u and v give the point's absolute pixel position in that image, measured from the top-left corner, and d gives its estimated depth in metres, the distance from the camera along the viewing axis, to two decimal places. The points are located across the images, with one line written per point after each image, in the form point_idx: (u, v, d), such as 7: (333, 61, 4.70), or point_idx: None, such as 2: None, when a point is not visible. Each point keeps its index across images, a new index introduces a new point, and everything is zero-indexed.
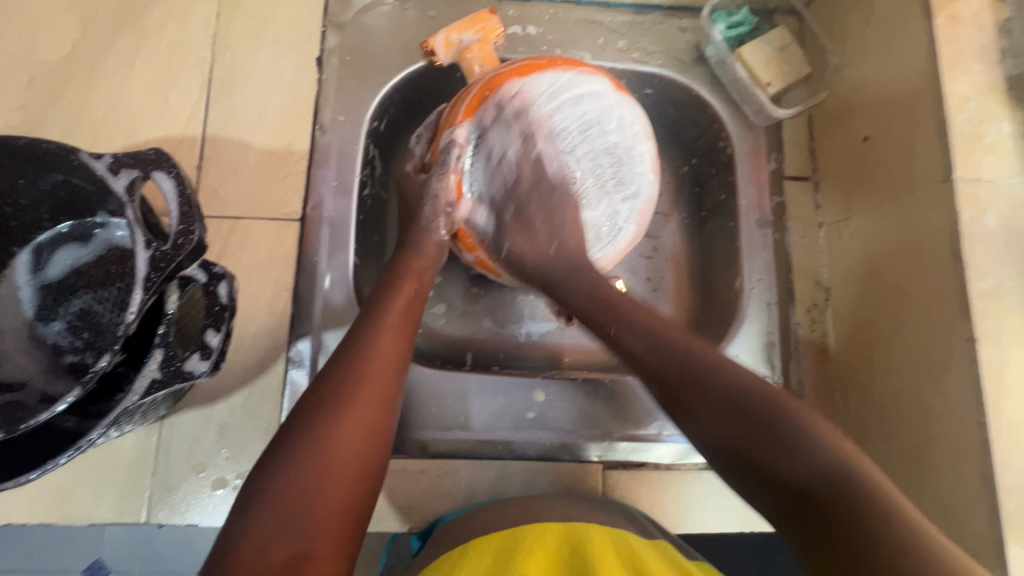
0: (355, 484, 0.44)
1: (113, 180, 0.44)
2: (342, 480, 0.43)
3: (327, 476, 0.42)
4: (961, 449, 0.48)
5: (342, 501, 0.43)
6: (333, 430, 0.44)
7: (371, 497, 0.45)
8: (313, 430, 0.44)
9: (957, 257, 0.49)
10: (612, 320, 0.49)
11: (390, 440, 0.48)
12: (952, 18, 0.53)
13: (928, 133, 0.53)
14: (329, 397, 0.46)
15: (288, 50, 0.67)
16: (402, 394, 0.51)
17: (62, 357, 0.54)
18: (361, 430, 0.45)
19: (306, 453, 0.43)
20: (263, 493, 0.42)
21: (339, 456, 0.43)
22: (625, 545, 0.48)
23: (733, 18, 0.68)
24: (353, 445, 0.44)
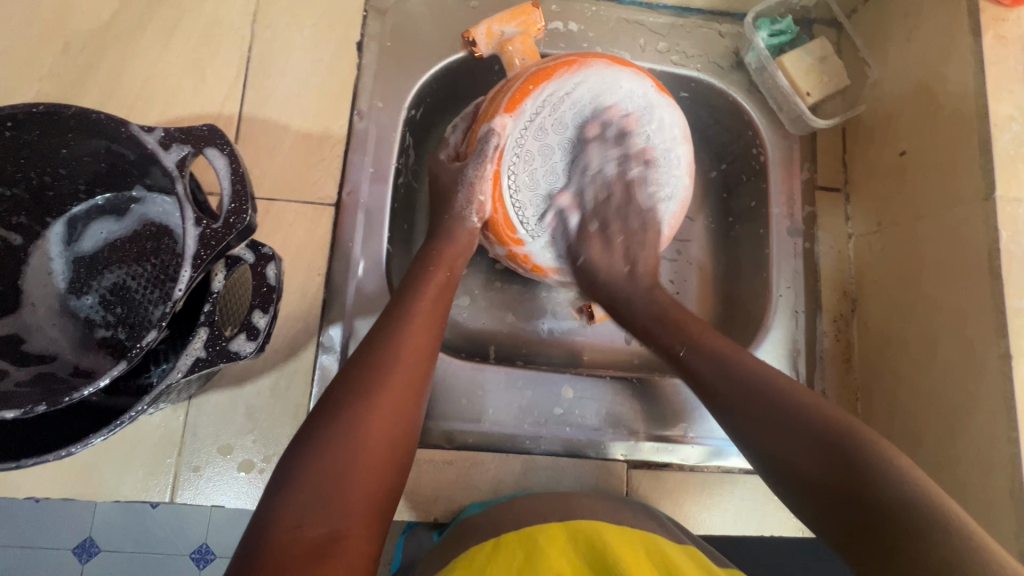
0: (387, 466, 0.44)
1: (164, 154, 0.43)
2: (374, 463, 0.43)
3: (362, 455, 0.42)
4: (990, 465, 0.49)
5: (376, 482, 0.42)
6: (366, 412, 0.44)
7: (399, 481, 0.45)
8: (348, 411, 0.44)
9: (994, 274, 0.50)
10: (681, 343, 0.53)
11: (418, 426, 0.48)
12: (1000, 38, 0.53)
13: (970, 151, 0.53)
14: (364, 377, 0.46)
15: (329, 33, 0.66)
16: (432, 381, 0.50)
17: (94, 331, 0.53)
18: (392, 414, 0.45)
19: (341, 432, 0.42)
20: (297, 471, 0.41)
21: (373, 437, 0.43)
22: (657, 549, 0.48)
23: (776, 25, 0.68)
24: (384, 428, 0.44)
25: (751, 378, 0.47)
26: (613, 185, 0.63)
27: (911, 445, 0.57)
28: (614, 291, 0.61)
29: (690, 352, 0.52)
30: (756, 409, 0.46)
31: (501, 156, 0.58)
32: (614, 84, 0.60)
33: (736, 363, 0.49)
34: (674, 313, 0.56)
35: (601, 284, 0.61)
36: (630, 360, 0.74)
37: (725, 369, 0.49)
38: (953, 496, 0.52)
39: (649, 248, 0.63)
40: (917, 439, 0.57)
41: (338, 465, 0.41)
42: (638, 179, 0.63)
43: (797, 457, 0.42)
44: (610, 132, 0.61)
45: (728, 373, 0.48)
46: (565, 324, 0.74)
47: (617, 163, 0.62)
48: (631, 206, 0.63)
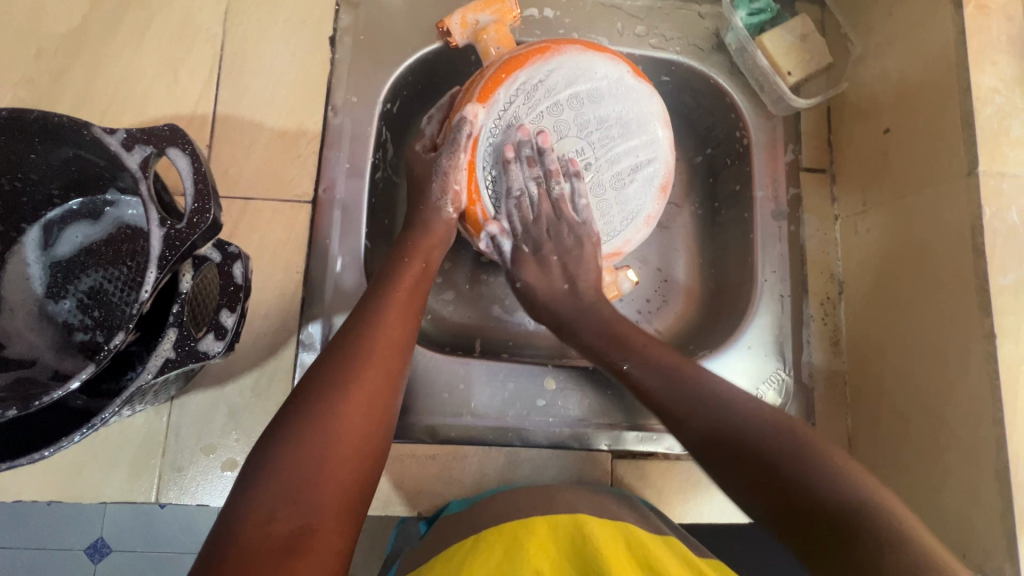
0: (362, 459, 0.44)
1: (127, 156, 0.43)
2: (346, 457, 0.43)
3: (334, 449, 0.42)
4: (974, 446, 0.48)
5: (350, 475, 0.43)
6: (336, 406, 0.44)
7: (374, 473, 0.45)
8: (320, 404, 0.43)
9: (978, 252, 0.49)
10: (628, 356, 0.54)
11: (393, 419, 0.48)
12: (982, 9, 0.52)
13: (954, 126, 0.52)
14: (336, 372, 0.46)
15: (301, 28, 0.66)
16: (407, 373, 0.50)
17: (73, 335, 0.54)
18: (364, 407, 0.45)
19: (312, 427, 0.42)
20: (270, 465, 0.41)
21: (345, 430, 0.43)
22: (630, 537, 0.48)
23: (755, 4, 0.67)
24: (356, 421, 0.44)
25: (692, 389, 0.48)
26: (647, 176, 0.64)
27: (898, 428, 0.56)
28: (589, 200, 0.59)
29: (635, 365, 0.53)
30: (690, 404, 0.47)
31: (474, 145, 0.58)
32: (590, 70, 0.59)
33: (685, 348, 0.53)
34: (621, 327, 0.57)
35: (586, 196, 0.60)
36: None
37: (672, 382, 0.50)
38: (941, 481, 0.51)
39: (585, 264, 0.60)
40: (905, 423, 0.56)
41: (312, 458, 0.41)
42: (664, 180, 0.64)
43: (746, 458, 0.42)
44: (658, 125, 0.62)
45: (672, 386, 0.49)
46: None
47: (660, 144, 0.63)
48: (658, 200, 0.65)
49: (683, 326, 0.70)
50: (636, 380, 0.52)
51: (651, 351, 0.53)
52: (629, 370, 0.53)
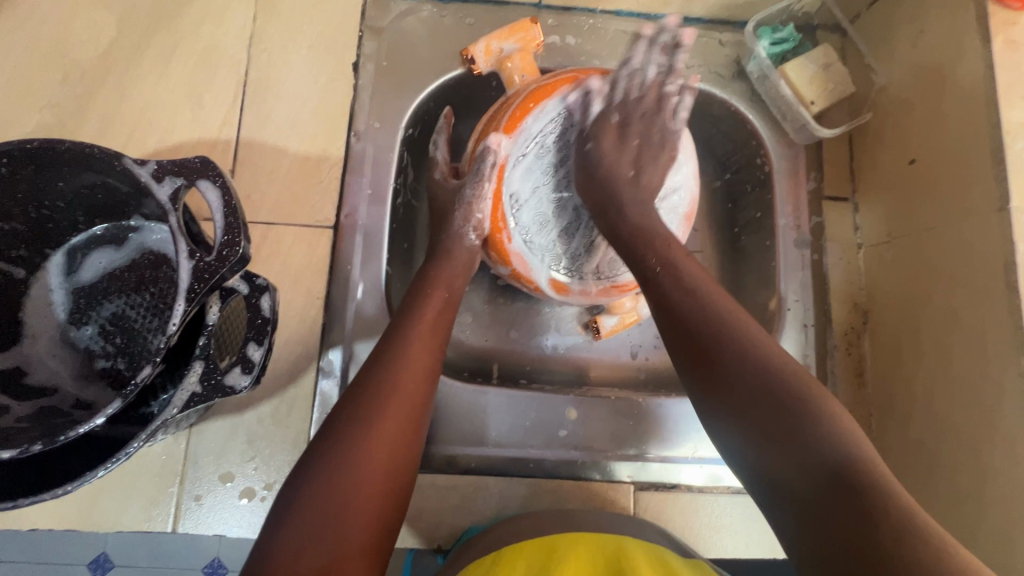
0: (386, 494, 0.43)
1: (157, 188, 0.43)
2: (373, 492, 0.42)
3: (362, 484, 0.42)
4: (1012, 487, 0.47)
5: (376, 508, 0.42)
6: (364, 440, 0.43)
7: (400, 509, 0.44)
8: (347, 437, 0.43)
9: (1012, 288, 0.48)
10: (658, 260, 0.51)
11: (419, 453, 0.47)
12: (1011, 43, 0.51)
13: (984, 160, 0.51)
14: (362, 405, 0.45)
15: (325, 54, 0.66)
16: (432, 406, 0.49)
17: (94, 362, 0.53)
18: (392, 441, 0.44)
19: (338, 463, 0.42)
20: (297, 500, 0.40)
21: (372, 463, 0.42)
22: (664, 561, 0.47)
23: (777, 34, 0.67)
24: (384, 456, 0.43)
25: (722, 317, 0.45)
26: (645, 91, 0.61)
27: (928, 465, 0.55)
28: (614, 188, 0.58)
29: (667, 278, 0.50)
30: (716, 341, 0.44)
31: (499, 175, 0.58)
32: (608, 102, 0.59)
33: (744, 331, 0.44)
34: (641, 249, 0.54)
35: (600, 181, 0.59)
36: (636, 376, 0.72)
37: (704, 307, 0.46)
38: (976, 521, 0.50)
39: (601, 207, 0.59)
40: (935, 460, 0.54)
41: (336, 495, 0.40)
42: (672, 97, 0.62)
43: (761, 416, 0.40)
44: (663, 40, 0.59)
45: (702, 302, 0.47)
46: (568, 339, 0.73)
47: (657, 69, 0.61)
48: (659, 117, 0.61)
49: None
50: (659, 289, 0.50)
51: (688, 267, 0.51)
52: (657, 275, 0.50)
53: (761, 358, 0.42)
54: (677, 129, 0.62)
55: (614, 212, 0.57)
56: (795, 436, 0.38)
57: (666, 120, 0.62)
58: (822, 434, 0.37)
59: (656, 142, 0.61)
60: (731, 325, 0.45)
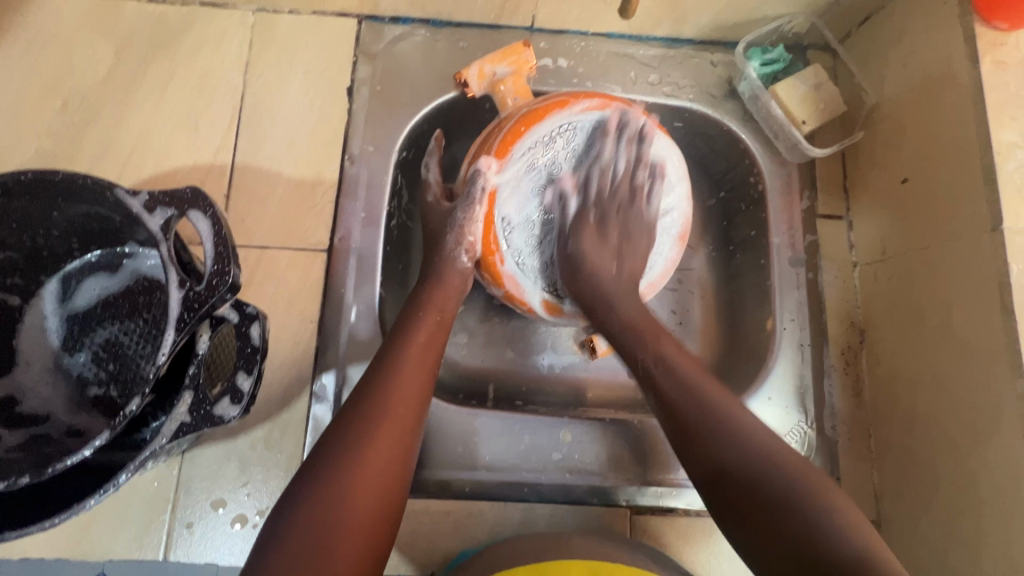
0: (377, 521, 0.42)
1: (149, 218, 0.44)
2: (361, 519, 0.42)
3: (350, 512, 0.41)
4: (1012, 512, 0.46)
5: (365, 537, 0.41)
6: (352, 467, 0.43)
7: (391, 536, 0.44)
8: (335, 464, 0.43)
9: (1007, 309, 0.48)
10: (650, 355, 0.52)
11: (409, 480, 0.46)
12: (998, 64, 0.52)
13: (975, 180, 0.51)
14: (351, 431, 0.45)
15: (320, 79, 0.67)
16: (423, 430, 0.49)
17: (87, 389, 0.53)
18: (381, 467, 0.44)
19: (326, 490, 0.41)
20: (284, 531, 0.40)
21: (360, 490, 0.42)
22: None
23: (767, 55, 0.67)
24: (373, 482, 0.43)
25: (711, 399, 0.47)
26: (618, 182, 0.63)
27: (929, 488, 0.54)
28: (599, 285, 0.58)
29: (659, 367, 0.51)
30: (709, 431, 0.45)
31: (490, 199, 0.58)
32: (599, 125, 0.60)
33: (736, 421, 0.46)
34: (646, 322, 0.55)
35: (586, 279, 0.59)
36: (633, 397, 0.72)
37: (693, 395, 0.48)
38: (978, 546, 0.49)
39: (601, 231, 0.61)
40: (935, 483, 0.54)
41: (326, 523, 0.40)
42: (645, 184, 0.63)
43: (766, 517, 0.41)
44: (628, 134, 0.61)
45: (684, 386, 0.49)
46: (564, 359, 0.73)
47: (626, 160, 0.62)
48: (633, 207, 0.63)
49: None
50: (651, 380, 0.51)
51: (675, 354, 0.52)
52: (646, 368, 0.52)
53: (752, 452, 0.44)
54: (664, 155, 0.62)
55: (583, 276, 0.59)
56: (803, 527, 0.39)
57: (639, 206, 0.63)
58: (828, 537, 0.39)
59: (631, 233, 0.62)
60: (723, 414, 0.46)
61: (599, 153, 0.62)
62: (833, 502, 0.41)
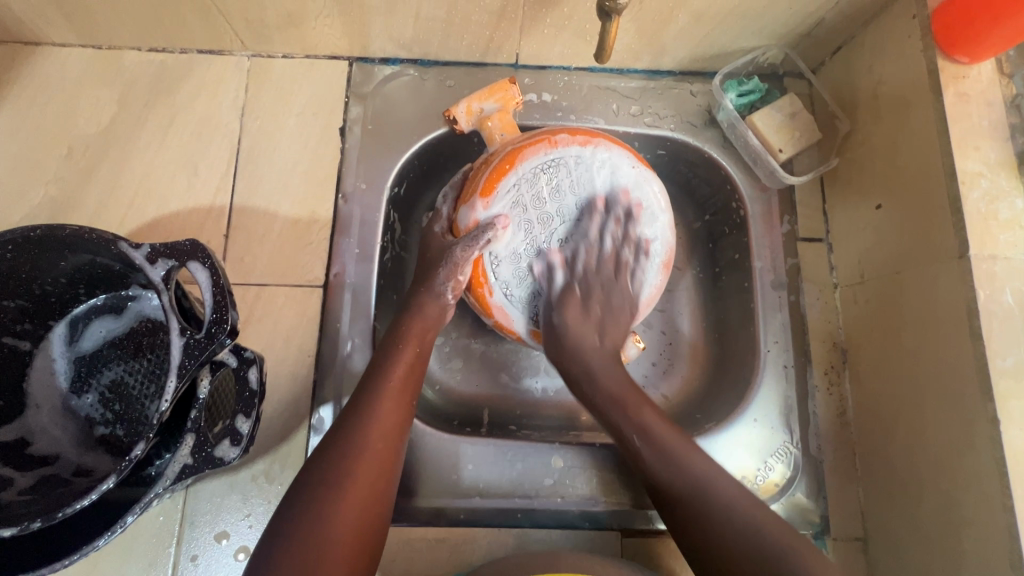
0: (355, 557, 0.45)
1: (151, 269, 0.46)
2: (344, 551, 0.45)
3: (332, 544, 0.44)
4: (987, 531, 0.48)
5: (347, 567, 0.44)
6: (335, 503, 0.46)
7: (369, 569, 0.47)
8: (320, 499, 0.46)
9: (976, 335, 0.49)
10: (635, 430, 0.55)
11: (388, 510, 0.49)
12: (961, 96, 0.54)
13: (943, 208, 0.53)
14: (334, 466, 0.48)
15: (313, 120, 0.70)
16: (401, 462, 0.52)
17: (94, 429, 0.56)
18: (362, 501, 0.47)
19: (311, 526, 0.44)
20: (271, 565, 0.43)
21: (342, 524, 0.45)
22: None
23: (744, 86, 0.70)
24: (353, 517, 0.46)
25: (695, 475, 0.52)
26: (603, 259, 0.65)
27: (910, 507, 0.56)
28: (585, 360, 0.60)
29: (641, 439, 0.55)
30: (693, 507, 0.50)
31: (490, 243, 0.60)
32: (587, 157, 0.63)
33: (714, 497, 0.50)
34: (635, 395, 0.58)
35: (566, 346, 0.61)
36: None
37: (665, 459, 0.53)
38: (957, 565, 0.50)
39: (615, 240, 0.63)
40: (916, 502, 0.55)
41: (306, 563, 0.43)
42: (627, 262, 0.65)
43: (745, 561, 0.47)
44: (616, 213, 0.64)
45: (669, 461, 0.53)
46: (558, 382, 0.74)
47: (613, 238, 0.64)
48: (617, 284, 0.65)
49: (692, 391, 0.71)
50: (636, 452, 0.55)
51: (651, 420, 0.56)
52: (630, 437, 0.55)
53: (727, 541, 0.48)
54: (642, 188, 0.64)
55: (568, 340, 0.61)
56: (755, 557, 0.46)
57: (614, 185, 0.64)
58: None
59: (614, 308, 0.64)
60: (696, 470, 0.52)
61: (586, 230, 0.63)
62: (800, 568, 0.46)
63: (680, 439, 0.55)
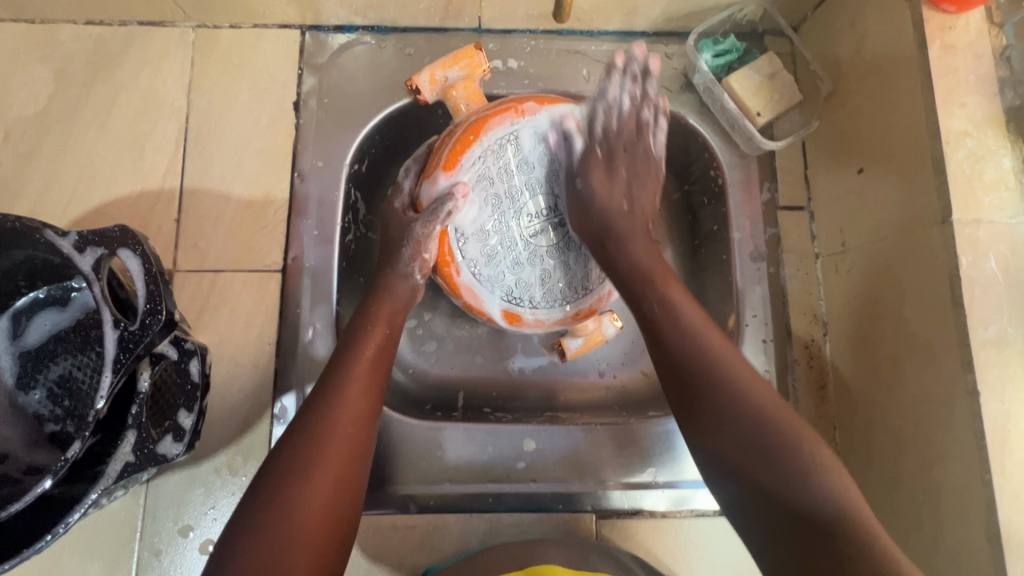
0: (323, 544, 0.43)
1: (79, 258, 0.43)
2: (312, 539, 0.42)
3: (298, 531, 0.42)
4: (966, 505, 0.46)
5: (315, 554, 0.42)
6: (301, 490, 0.43)
7: (340, 557, 0.45)
8: (284, 488, 0.43)
9: (957, 304, 0.47)
10: (691, 377, 0.47)
11: (359, 495, 0.47)
12: (948, 48, 0.50)
13: (926, 170, 0.50)
14: (299, 452, 0.45)
15: (265, 94, 0.66)
16: (372, 445, 0.50)
17: (44, 426, 0.54)
18: (331, 488, 0.45)
19: (274, 516, 0.42)
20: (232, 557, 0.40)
21: (309, 512, 0.43)
22: None
23: (719, 46, 0.66)
24: (321, 503, 0.44)
25: (730, 414, 0.44)
26: (646, 209, 0.62)
27: (890, 481, 0.54)
28: (610, 221, 0.58)
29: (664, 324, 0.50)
30: (715, 411, 0.45)
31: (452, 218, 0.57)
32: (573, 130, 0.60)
33: (761, 412, 0.44)
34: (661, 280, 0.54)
35: (594, 214, 0.59)
36: (602, 398, 0.71)
37: (695, 351, 0.48)
38: (936, 539, 0.49)
39: (647, 190, 0.61)
40: (895, 477, 0.54)
41: (271, 551, 0.40)
42: (666, 229, 0.64)
43: (751, 460, 0.42)
44: (641, 89, 0.61)
45: (722, 387, 0.46)
46: (534, 361, 0.72)
47: (653, 202, 0.62)
48: (640, 143, 0.62)
49: None
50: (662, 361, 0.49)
51: (720, 371, 0.46)
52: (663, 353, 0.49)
53: (746, 414, 0.44)
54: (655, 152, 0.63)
55: (613, 245, 0.58)
56: (779, 479, 0.41)
57: (646, 143, 0.62)
58: (788, 457, 0.42)
59: (638, 169, 0.61)
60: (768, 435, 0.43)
61: (607, 92, 0.60)
62: (808, 445, 0.42)
63: (732, 352, 0.48)
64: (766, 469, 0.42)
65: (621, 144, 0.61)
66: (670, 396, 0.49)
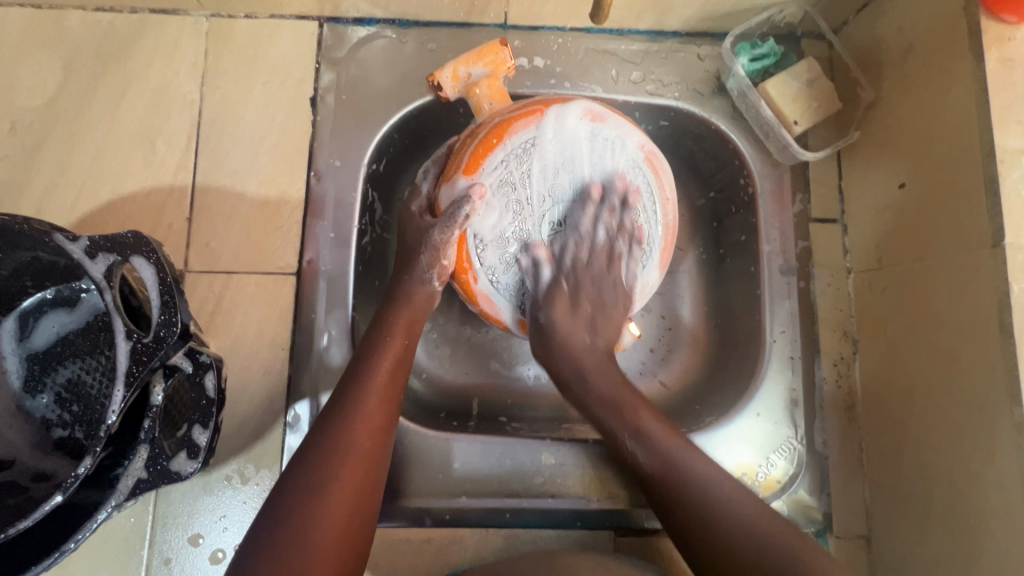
0: (339, 567, 0.41)
1: (91, 265, 0.41)
2: (328, 561, 0.41)
3: (314, 552, 0.40)
4: (1005, 541, 0.45)
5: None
6: (317, 509, 0.42)
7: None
8: (300, 506, 0.42)
9: (1006, 333, 0.45)
10: (628, 430, 0.53)
11: (375, 512, 0.46)
12: (1006, 61, 0.47)
13: (977, 190, 0.48)
14: (316, 468, 0.44)
15: (280, 88, 0.63)
16: (389, 461, 0.48)
17: (51, 431, 0.52)
18: (346, 506, 0.43)
19: (290, 537, 0.40)
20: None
21: (324, 531, 0.41)
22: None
23: (756, 50, 0.63)
24: (337, 523, 0.42)
25: (680, 468, 0.51)
26: (596, 250, 0.59)
27: (921, 508, 0.53)
28: (570, 329, 0.57)
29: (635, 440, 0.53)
30: (680, 492, 0.50)
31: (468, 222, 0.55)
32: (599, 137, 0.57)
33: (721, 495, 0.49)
34: (633, 399, 0.55)
35: (554, 352, 0.57)
36: None
37: (666, 461, 0.51)
38: (970, 572, 0.48)
39: (614, 323, 0.59)
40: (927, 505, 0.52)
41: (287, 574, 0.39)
42: (621, 255, 0.59)
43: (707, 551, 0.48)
44: (612, 202, 0.58)
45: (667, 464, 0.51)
46: None
47: (607, 228, 0.58)
48: (611, 244, 0.59)
49: (691, 380, 0.67)
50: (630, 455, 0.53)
51: (656, 428, 0.53)
52: (627, 444, 0.53)
53: (721, 525, 0.48)
54: (624, 285, 0.59)
55: (577, 383, 0.57)
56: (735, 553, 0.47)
57: (615, 275, 0.60)
58: (732, 539, 0.47)
59: (604, 306, 0.59)
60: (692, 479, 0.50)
61: (576, 222, 0.58)
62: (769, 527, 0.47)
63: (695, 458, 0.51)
64: (725, 547, 0.47)
65: (587, 278, 0.59)
66: (616, 437, 0.54)
